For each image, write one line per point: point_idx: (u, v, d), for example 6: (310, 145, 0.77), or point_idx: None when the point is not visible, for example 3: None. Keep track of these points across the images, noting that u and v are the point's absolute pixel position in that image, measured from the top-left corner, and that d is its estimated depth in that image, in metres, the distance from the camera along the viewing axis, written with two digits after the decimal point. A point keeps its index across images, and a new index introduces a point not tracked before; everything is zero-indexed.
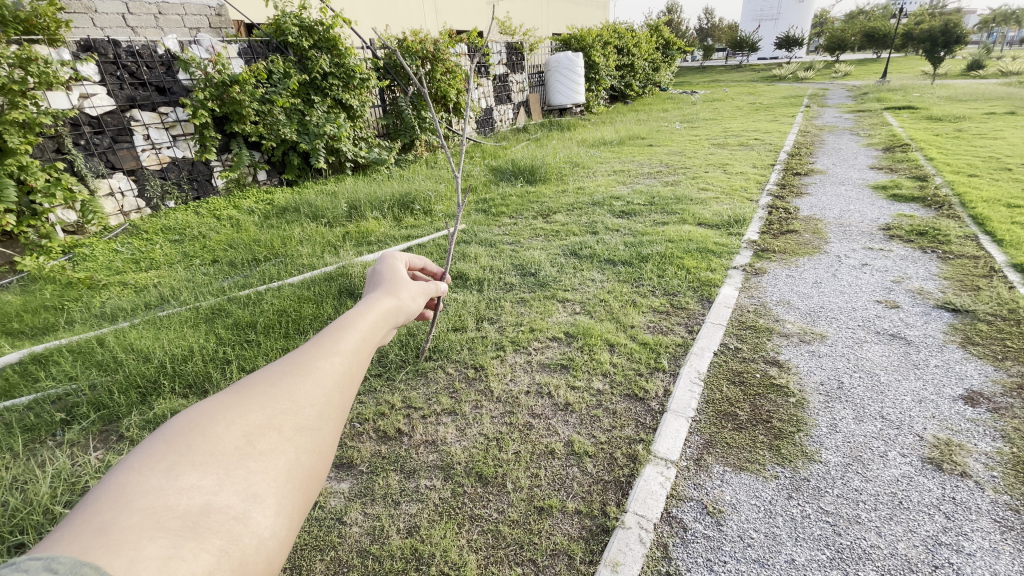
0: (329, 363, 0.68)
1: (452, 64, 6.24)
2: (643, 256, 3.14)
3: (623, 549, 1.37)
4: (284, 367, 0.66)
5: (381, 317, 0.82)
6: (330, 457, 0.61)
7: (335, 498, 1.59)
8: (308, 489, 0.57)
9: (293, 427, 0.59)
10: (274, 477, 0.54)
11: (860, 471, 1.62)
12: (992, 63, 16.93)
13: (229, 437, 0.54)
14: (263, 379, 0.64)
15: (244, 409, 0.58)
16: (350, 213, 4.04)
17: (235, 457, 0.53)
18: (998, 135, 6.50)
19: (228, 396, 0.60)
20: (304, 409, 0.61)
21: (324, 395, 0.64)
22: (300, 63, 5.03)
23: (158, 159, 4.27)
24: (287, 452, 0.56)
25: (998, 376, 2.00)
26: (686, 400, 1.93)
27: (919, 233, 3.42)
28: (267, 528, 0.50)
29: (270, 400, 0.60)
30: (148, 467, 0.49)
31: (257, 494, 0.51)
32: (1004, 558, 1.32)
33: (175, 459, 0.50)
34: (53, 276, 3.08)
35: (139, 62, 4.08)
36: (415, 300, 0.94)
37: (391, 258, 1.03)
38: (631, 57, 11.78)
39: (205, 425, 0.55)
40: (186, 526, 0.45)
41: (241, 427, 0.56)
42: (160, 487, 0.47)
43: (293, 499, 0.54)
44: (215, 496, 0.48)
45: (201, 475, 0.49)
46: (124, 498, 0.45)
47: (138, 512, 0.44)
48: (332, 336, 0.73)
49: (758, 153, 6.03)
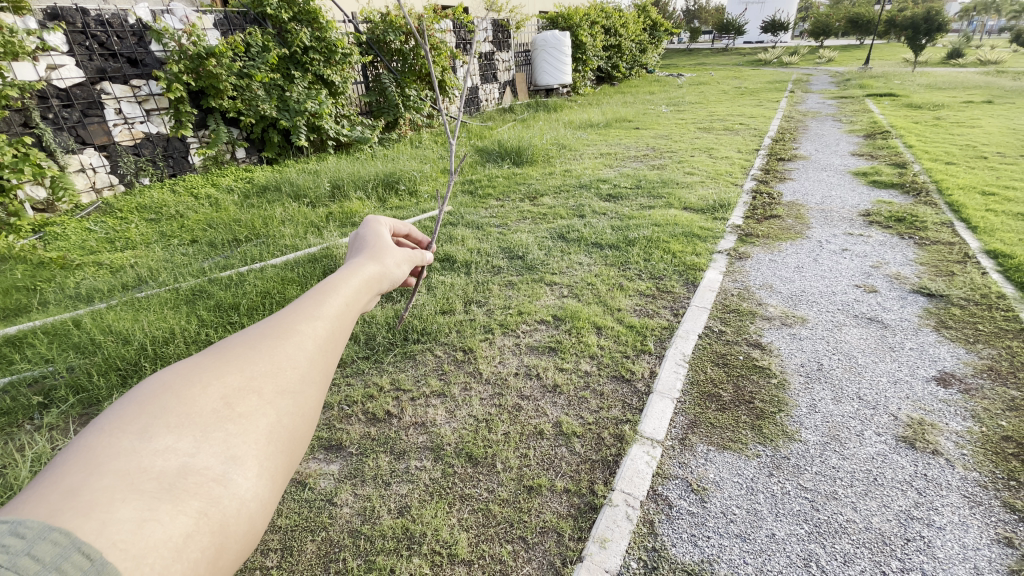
0: (311, 327, 0.67)
1: (436, 40, 6.11)
2: (630, 240, 3.16)
3: (610, 527, 1.41)
4: (261, 330, 0.65)
5: (364, 283, 0.80)
6: (313, 420, 0.60)
7: (324, 479, 1.59)
8: (291, 451, 0.57)
9: (273, 389, 0.58)
10: (255, 440, 0.53)
11: (838, 449, 1.68)
12: (970, 51, 17.23)
13: (205, 400, 0.53)
14: (242, 342, 0.63)
15: (222, 371, 0.57)
16: (332, 192, 3.97)
17: (213, 419, 0.52)
18: (973, 123, 6.65)
19: (205, 358, 0.59)
20: (285, 372, 0.60)
21: (305, 359, 0.63)
22: (279, 36, 4.86)
23: (131, 135, 4.13)
24: (268, 415, 0.56)
25: (970, 359, 2.08)
26: (670, 381, 1.97)
27: (897, 220, 3.50)
28: (249, 490, 0.50)
29: (250, 364, 0.59)
30: (119, 428, 0.48)
31: (238, 455, 0.50)
32: (973, 531, 1.39)
33: (149, 420, 0.49)
34: (22, 256, 2.96)
35: (109, 32, 3.91)
36: (399, 267, 0.93)
37: (375, 224, 1.02)
38: (617, 38, 11.67)
39: (180, 387, 0.54)
40: (162, 489, 0.44)
41: (219, 389, 0.55)
42: (132, 449, 0.46)
43: (276, 460, 0.54)
44: (192, 457, 0.48)
45: (176, 437, 0.49)
46: (96, 460, 0.45)
47: (110, 474, 0.44)
48: (314, 300, 0.72)
49: (742, 138, 6.07)
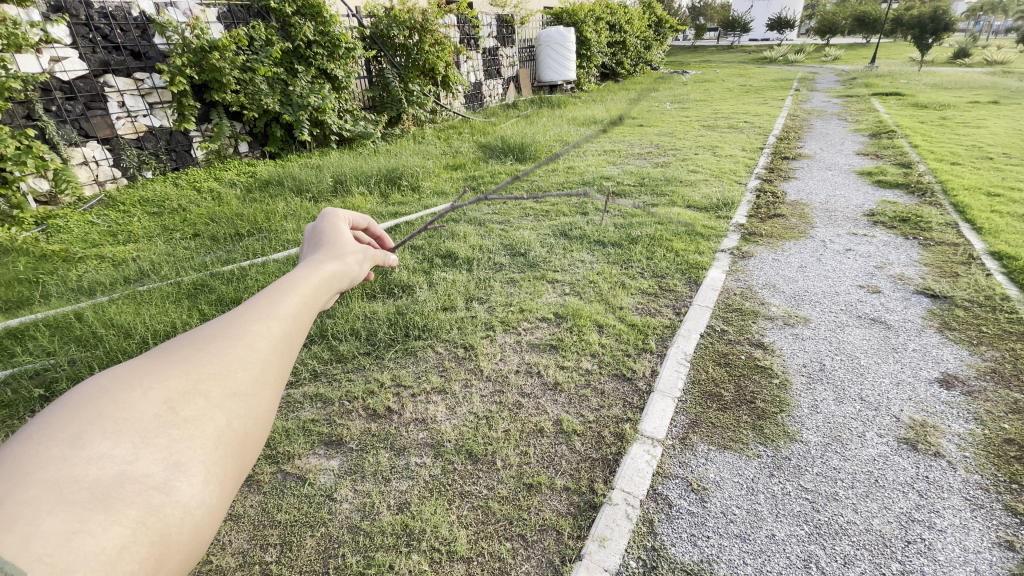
0: (265, 326, 0.62)
1: (440, 35, 6.09)
2: (633, 238, 3.15)
3: (610, 525, 1.40)
4: (212, 330, 0.60)
5: (326, 280, 0.77)
6: (267, 423, 0.56)
7: (324, 475, 1.59)
8: (242, 456, 0.53)
9: (224, 391, 0.54)
10: (203, 446, 0.49)
11: (839, 450, 1.67)
12: (978, 51, 17.11)
13: (146, 403, 0.48)
14: (190, 342, 0.58)
15: (166, 373, 0.52)
16: (335, 187, 3.96)
17: (154, 424, 0.47)
18: (980, 124, 6.61)
19: (147, 360, 0.54)
20: (237, 374, 0.56)
21: (259, 359, 0.59)
22: (282, 30, 4.85)
23: (134, 128, 4.12)
24: (217, 417, 0.51)
25: (974, 360, 2.07)
26: (672, 381, 1.96)
27: (902, 220, 3.48)
28: (195, 497, 0.45)
29: (197, 365, 0.54)
30: (47, 437, 0.43)
31: (182, 462, 0.46)
32: (974, 534, 1.39)
33: (81, 427, 0.44)
34: (25, 249, 2.97)
35: (113, 25, 3.89)
36: (360, 265, 0.90)
37: (334, 219, 0.98)
38: (623, 34, 11.60)
39: (118, 391, 0.49)
40: (95, 498, 0.39)
41: (162, 392, 0.50)
42: (62, 459, 0.41)
43: (225, 466, 0.50)
44: (130, 465, 0.43)
45: (112, 444, 0.44)
46: (18, 472, 0.39)
47: (37, 484, 0.38)
48: (270, 296, 0.67)
49: (747, 136, 6.04)
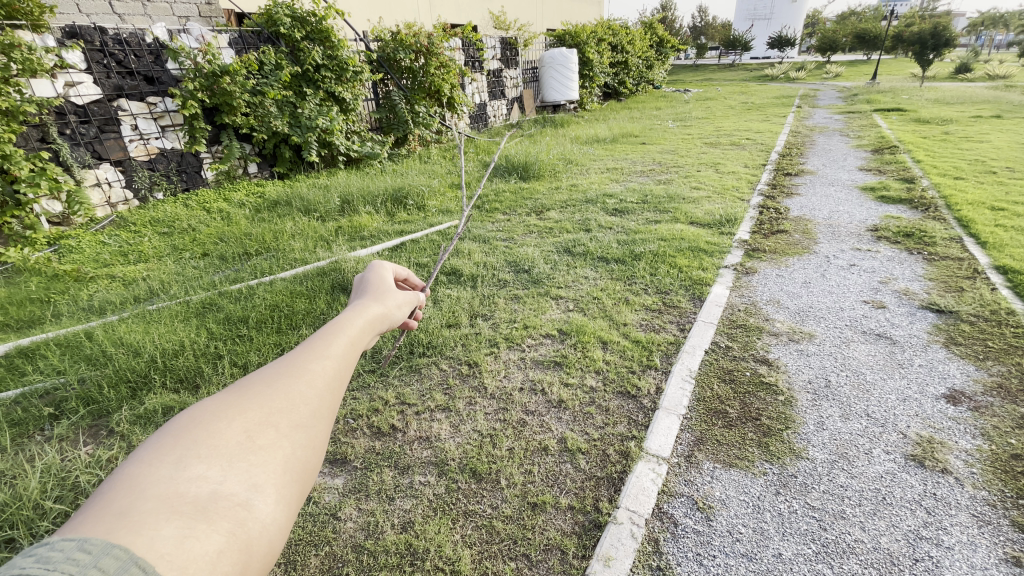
0: (321, 365, 0.68)
1: (445, 58, 6.20)
2: (636, 254, 3.16)
3: (614, 544, 1.40)
4: (276, 368, 0.67)
5: (369, 323, 0.82)
6: (326, 452, 0.62)
7: (328, 493, 1.60)
8: (305, 482, 0.58)
9: (290, 423, 0.60)
10: (275, 470, 0.55)
11: (845, 467, 1.65)
12: (981, 67, 17.23)
13: (229, 433, 0.55)
14: (258, 379, 0.64)
15: (242, 407, 0.59)
16: (342, 207, 4.02)
17: (237, 451, 0.54)
18: (983, 138, 6.62)
19: (225, 397, 0.61)
20: (299, 407, 0.62)
21: (319, 394, 0.65)
22: (291, 54, 4.97)
23: (146, 150, 4.22)
24: (286, 446, 0.57)
25: (980, 375, 2.05)
26: (677, 398, 1.96)
27: (905, 235, 3.48)
28: (271, 515, 0.51)
29: (267, 399, 0.61)
30: (157, 460, 0.50)
31: (259, 483, 0.52)
32: (983, 551, 1.37)
33: (181, 452, 0.51)
34: (39, 269, 3.02)
35: (127, 51, 4.01)
36: (400, 309, 0.94)
37: (379, 268, 1.04)
38: (625, 54, 11.76)
39: (205, 422, 0.56)
40: (196, 511, 0.46)
41: (241, 424, 0.57)
42: (169, 477, 0.48)
43: (293, 489, 0.55)
44: (221, 485, 0.50)
45: (207, 466, 0.51)
46: (136, 488, 0.47)
47: (152, 498, 0.46)
48: (323, 339, 0.73)
49: (749, 153, 6.08)
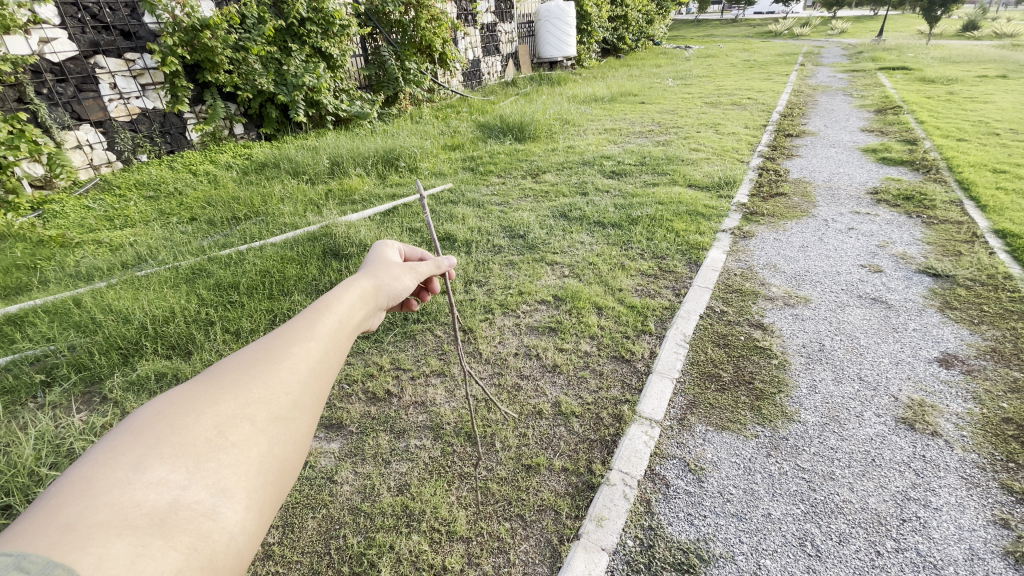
0: (303, 351, 0.66)
1: (436, 11, 5.94)
2: (633, 219, 3.12)
3: (607, 505, 1.41)
4: (253, 352, 0.65)
5: (358, 301, 0.81)
6: (303, 448, 0.60)
7: (324, 457, 1.61)
8: (278, 481, 0.57)
9: (265, 418, 0.58)
10: (245, 471, 0.53)
11: (836, 430, 1.67)
12: (988, 24, 16.80)
13: (199, 428, 0.53)
14: (234, 366, 0.62)
15: (215, 398, 0.57)
16: (332, 169, 3.92)
17: (206, 449, 0.52)
18: (988, 98, 6.50)
19: (196, 385, 0.58)
20: (278, 399, 0.60)
21: (298, 383, 0.63)
22: (275, 6, 4.72)
23: (127, 110, 4.07)
24: (260, 443, 0.56)
25: (974, 340, 2.06)
26: (671, 362, 1.96)
27: (906, 198, 3.44)
28: (238, 523, 0.50)
29: (243, 389, 0.59)
30: (115, 459, 0.48)
31: (228, 489, 0.50)
32: (969, 512, 1.40)
33: (143, 451, 0.49)
34: (22, 234, 2.95)
35: (101, 4, 3.80)
36: (396, 283, 0.93)
37: (381, 250, 1.03)
38: (625, 8, 11.34)
39: (174, 415, 0.53)
40: (154, 523, 0.44)
41: (212, 417, 0.55)
42: (126, 481, 0.46)
43: (264, 492, 0.54)
44: (184, 491, 0.47)
45: (169, 468, 0.48)
46: (90, 490, 0.44)
47: (103, 506, 0.43)
48: (308, 319, 0.72)
49: (750, 113, 5.94)
